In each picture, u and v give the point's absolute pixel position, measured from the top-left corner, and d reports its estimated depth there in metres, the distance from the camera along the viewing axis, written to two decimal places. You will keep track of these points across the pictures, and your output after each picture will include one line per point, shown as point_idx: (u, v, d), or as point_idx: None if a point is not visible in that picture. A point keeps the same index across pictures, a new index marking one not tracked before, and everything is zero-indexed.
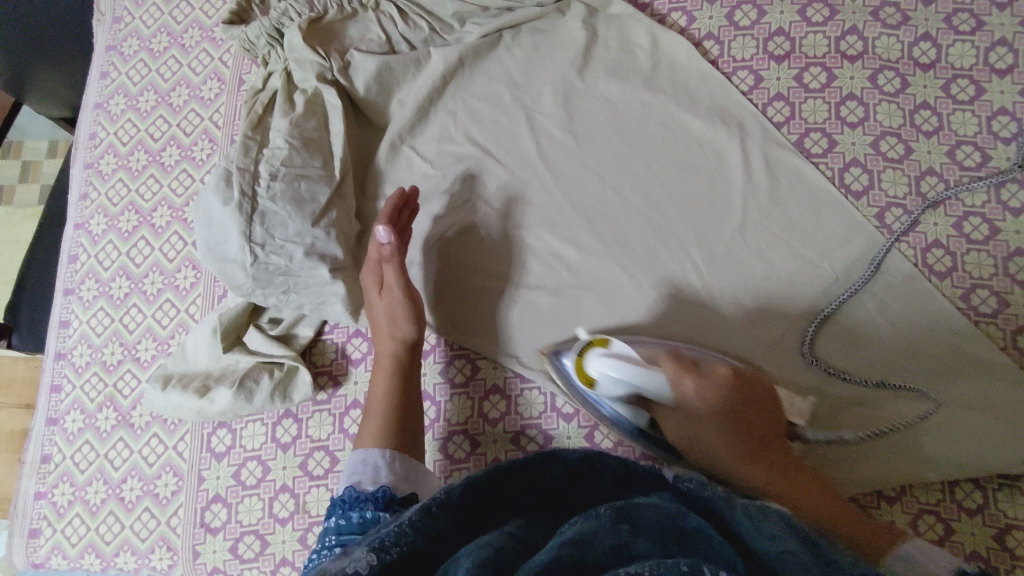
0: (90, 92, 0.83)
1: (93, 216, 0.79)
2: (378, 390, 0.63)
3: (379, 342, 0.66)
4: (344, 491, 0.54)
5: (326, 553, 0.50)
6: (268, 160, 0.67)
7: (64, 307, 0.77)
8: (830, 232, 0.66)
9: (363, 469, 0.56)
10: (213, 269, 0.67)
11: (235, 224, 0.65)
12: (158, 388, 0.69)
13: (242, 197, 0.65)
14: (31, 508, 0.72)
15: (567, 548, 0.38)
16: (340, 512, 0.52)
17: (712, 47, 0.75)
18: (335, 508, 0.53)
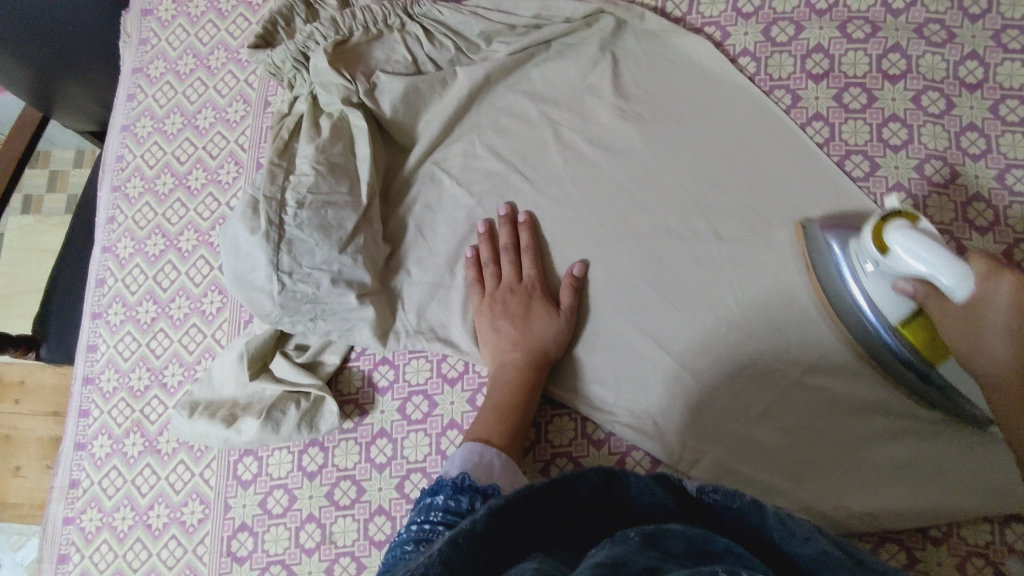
0: (117, 115, 0.83)
1: (120, 240, 0.79)
2: (497, 394, 0.63)
3: (498, 350, 0.66)
4: (459, 475, 0.52)
5: (428, 527, 0.48)
6: (294, 187, 0.67)
7: (91, 331, 0.77)
8: None
9: (476, 460, 0.55)
10: (241, 298, 0.66)
11: (262, 253, 0.64)
12: (186, 415, 0.69)
13: (269, 226, 0.64)
14: (60, 533, 0.72)
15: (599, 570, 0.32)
16: (449, 493, 0.50)
17: (748, 64, 0.73)
18: (443, 488, 0.51)
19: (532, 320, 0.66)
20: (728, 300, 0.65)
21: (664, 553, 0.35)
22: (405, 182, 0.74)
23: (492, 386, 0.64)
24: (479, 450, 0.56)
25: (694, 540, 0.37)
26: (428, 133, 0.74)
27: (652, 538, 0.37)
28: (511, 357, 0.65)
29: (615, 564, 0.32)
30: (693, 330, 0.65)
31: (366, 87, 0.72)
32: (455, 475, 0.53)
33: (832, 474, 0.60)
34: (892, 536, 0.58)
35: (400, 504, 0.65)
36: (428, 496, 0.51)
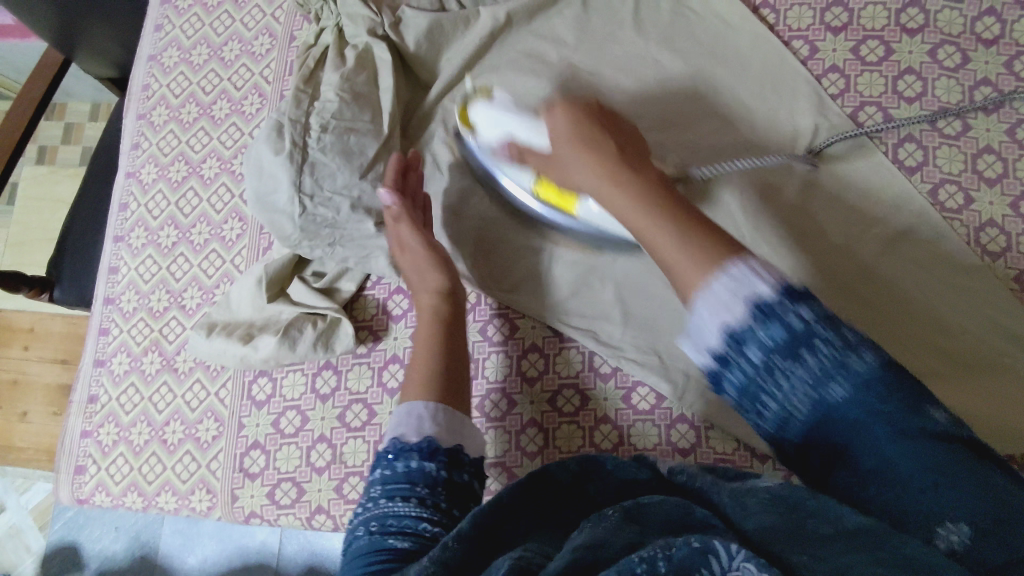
0: (144, 45, 0.85)
1: (144, 165, 0.80)
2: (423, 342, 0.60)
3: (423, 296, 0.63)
4: (389, 443, 0.51)
5: (373, 505, 0.48)
6: (318, 113, 0.68)
7: (113, 254, 0.79)
8: (884, 200, 0.65)
9: (412, 420, 0.52)
10: (263, 219, 0.68)
11: (286, 174, 0.66)
12: (203, 334, 0.71)
13: (294, 148, 0.66)
14: (77, 445, 0.74)
15: (580, 551, 0.35)
16: (385, 462, 0.50)
17: (768, 15, 0.74)
18: (379, 461, 0.50)
19: None
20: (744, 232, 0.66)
21: (641, 528, 0.37)
22: (425, 120, 0.75)
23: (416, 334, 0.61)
24: (408, 407, 0.53)
25: (675, 516, 0.38)
26: (450, 71, 0.75)
27: (632, 514, 0.39)
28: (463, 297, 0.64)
29: (595, 545, 0.35)
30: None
31: (392, 21, 0.73)
32: (389, 444, 0.51)
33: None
34: None
35: None
36: (370, 471, 0.50)
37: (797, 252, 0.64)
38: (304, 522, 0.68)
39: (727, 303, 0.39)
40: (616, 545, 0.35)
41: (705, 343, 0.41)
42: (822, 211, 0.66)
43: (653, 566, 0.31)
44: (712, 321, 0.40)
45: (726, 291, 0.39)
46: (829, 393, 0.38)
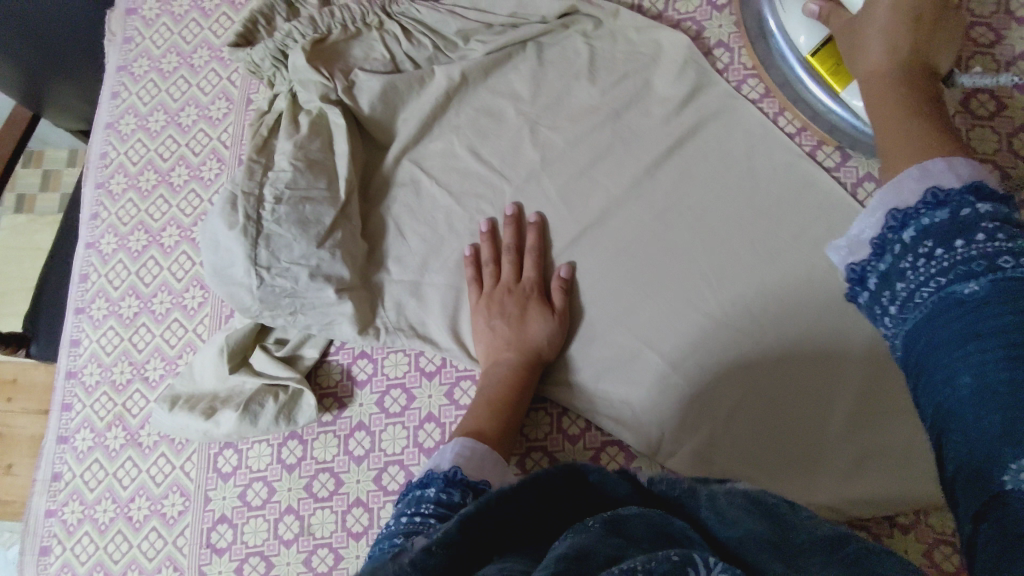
0: (101, 113, 0.84)
1: (103, 235, 0.80)
2: (493, 394, 0.63)
3: (496, 351, 0.66)
4: (451, 469, 0.52)
5: (417, 521, 0.47)
6: (271, 185, 0.67)
7: (74, 325, 0.78)
8: (838, 244, 0.64)
9: (467, 455, 0.54)
10: (221, 292, 0.67)
11: (241, 248, 0.65)
12: (166, 409, 0.70)
13: (247, 221, 0.65)
14: (42, 525, 0.73)
15: (564, 562, 0.32)
16: (440, 486, 0.50)
17: (722, 57, 0.74)
18: (433, 480, 0.51)
19: (529, 321, 0.66)
20: (702, 288, 0.66)
21: (626, 540, 0.35)
22: (384, 179, 0.75)
23: (488, 385, 0.64)
24: (468, 445, 0.55)
25: (655, 527, 0.37)
26: (406, 130, 0.75)
27: (613, 522, 0.37)
28: (505, 357, 0.65)
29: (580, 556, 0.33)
30: (675, 329, 0.65)
31: (345, 86, 0.72)
32: (448, 468, 0.52)
33: (818, 469, 0.60)
34: (861, 523, 0.59)
35: (376, 496, 0.66)
36: (418, 487, 0.51)
37: (745, 318, 0.64)
38: None
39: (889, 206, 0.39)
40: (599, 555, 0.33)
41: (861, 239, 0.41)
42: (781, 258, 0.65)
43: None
44: (876, 217, 0.40)
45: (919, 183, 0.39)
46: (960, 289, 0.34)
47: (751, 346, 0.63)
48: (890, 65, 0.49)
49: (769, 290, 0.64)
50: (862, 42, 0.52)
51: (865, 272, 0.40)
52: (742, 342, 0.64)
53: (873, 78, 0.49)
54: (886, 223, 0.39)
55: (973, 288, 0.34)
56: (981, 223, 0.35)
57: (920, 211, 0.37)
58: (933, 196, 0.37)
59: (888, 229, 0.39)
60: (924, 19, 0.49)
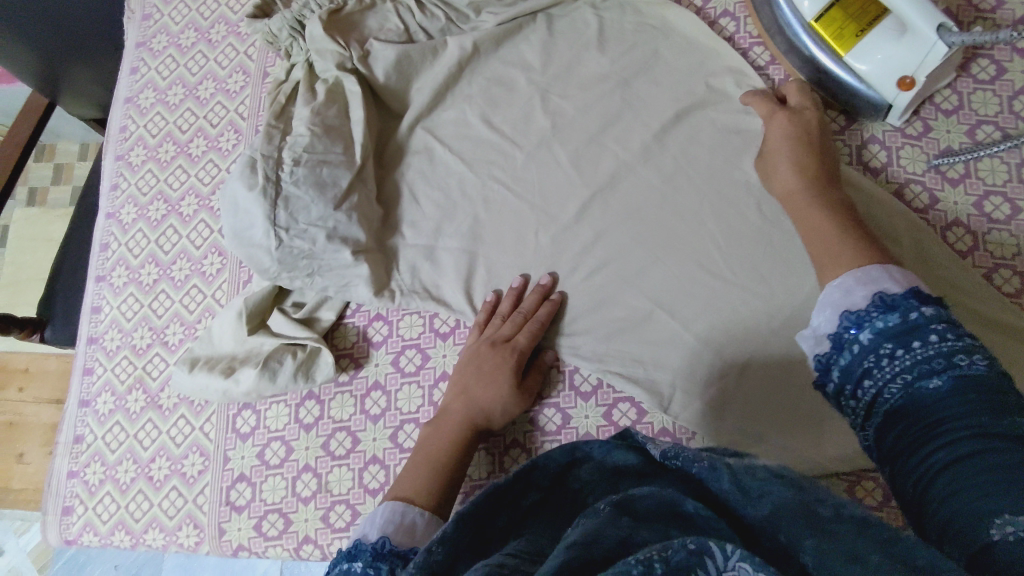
0: (121, 88, 0.86)
1: (123, 206, 0.82)
2: (436, 443, 0.61)
3: (452, 402, 0.64)
4: (378, 541, 0.47)
5: None
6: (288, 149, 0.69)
7: (96, 293, 0.80)
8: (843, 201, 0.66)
9: (397, 522, 0.51)
10: (240, 254, 0.69)
11: (260, 208, 0.67)
12: (186, 370, 0.71)
13: (266, 182, 0.67)
14: (64, 485, 0.74)
15: (575, 548, 0.32)
16: (368, 560, 0.44)
17: (728, 24, 0.75)
18: (361, 552, 0.45)
19: (484, 382, 0.64)
20: (710, 246, 0.67)
21: (634, 519, 0.34)
22: (398, 147, 0.77)
23: (433, 433, 0.62)
24: (398, 511, 0.52)
25: (664, 502, 0.36)
26: (420, 99, 0.76)
27: (622, 503, 0.36)
28: (454, 409, 0.63)
29: (588, 542, 0.32)
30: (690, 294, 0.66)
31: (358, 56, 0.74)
32: (374, 541, 0.47)
33: (826, 418, 0.62)
34: (870, 474, 0.60)
35: (392, 453, 0.68)
36: (345, 560, 0.45)
37: (754, 273, 0.65)
38: (292, 553, 0.68)
39: (850, 286, 0.44)
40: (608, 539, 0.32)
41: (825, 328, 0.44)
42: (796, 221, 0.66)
43: (649, 569, 0.28)
44: (830, 310, 0.44)
45: (854, 283, 0.44)
46: (931, 389, 0.37)
47: (760, 302, 0.65)
48: (801, 179, 0.60)
49: (776, 246, 0.66)
50: (774, 164, 0.63)
51: (828, 365, 0.43)
52: (750, 298, 0.65)
53: (788, 197, 0.60)
54: (842, 323, 0.43)
55: (939, 384, 0.37)
56: (930, 324, 0.39)
57: (873, 313, 0.41)
58: (881, 300, 0.42)
59: (844, 329, 0.43)
60: (811, 141, 0.62)
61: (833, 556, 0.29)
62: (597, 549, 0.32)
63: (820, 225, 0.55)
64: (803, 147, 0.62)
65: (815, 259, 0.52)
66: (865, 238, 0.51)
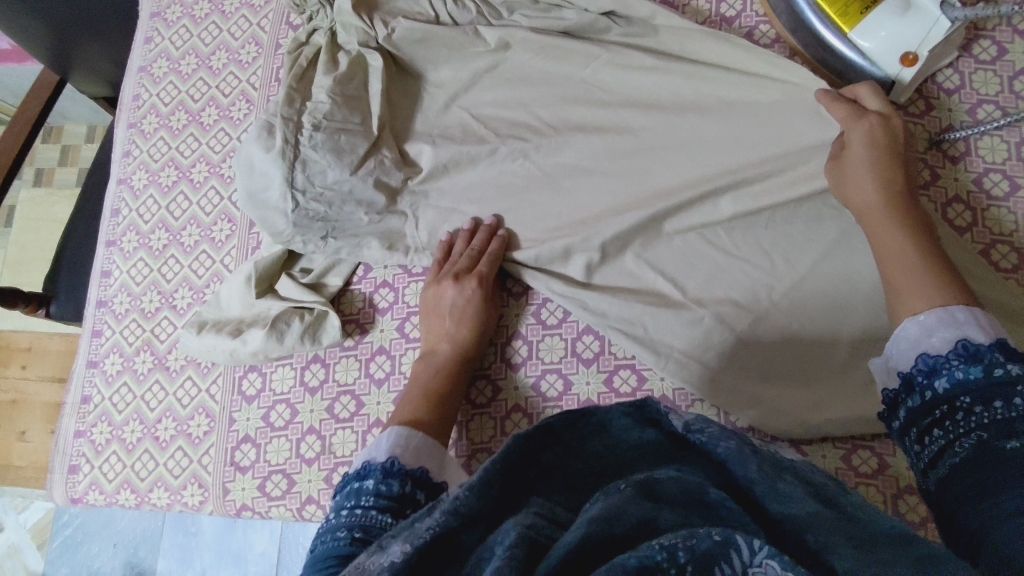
0: (134, 57, 0.87)
1: (135, 172, 0.83)
2: (420, 381, 0.64)
3: (433, 344, 0.67)
4: (387, 458, 0.51)
5: (360, 514, 0.46)
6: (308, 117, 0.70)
7: (106, 258, 0.81)
8: None
9: (403, 444, 0.53)
10: (254, 215, 0.71)
11: (279, 170, 0.68)
12: (194, 332, 0.72)
13: (285, 145, 0.68)
14: (71, 445, 0.75)
15: (597, 524, 0.33)
16: (379, 477, 0.49)
17: (734, 4, 0.76)
18: (371, 472, 0.50)
19: (441, 298, 0.68)
20: (713, 216, 0.66)
21: (657, 503, 0.36)
22: None
23: (420, 372, 0.65)
24: (405, 434, 0.54)
25: (691, 492, 0.38)
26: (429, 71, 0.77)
27: (646, 485, 0.38)
28: (442, 349, 0.66)
29: (612, 518, 0.34)
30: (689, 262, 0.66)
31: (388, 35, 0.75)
32: (383, 459, 0.51)
33: (824, 391, 0.62)
34: (864, 442, 0.62)
35: None
36: (356, 480, 0.50)
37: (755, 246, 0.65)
38: (295, 513, 0.69)
39: (932, 328, 0.46)
40: (630, 518, 0.34)
41: (900, 363, 0.47)
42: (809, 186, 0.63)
43: (673, 556, 0.30)
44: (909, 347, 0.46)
45: (936, 324, 0.46)
46: (1001, 443, 0.38)
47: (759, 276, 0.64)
48: (884, 198, 0.57)
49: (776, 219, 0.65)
50: (850, 175, 0.59)
51: (897, 402, 0.46)
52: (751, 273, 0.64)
53: (866, 215, 0.57)
54: (917, 365, 0.45)
55: (1014, 445, 0.38)
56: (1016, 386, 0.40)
57: (953, 362, 0.43)
58: (964, 349, 0.43)
59: (919, 368, 0.45)
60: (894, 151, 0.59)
61: (866, 564, 0.32)
62: (617, 528, 0.34)
63: (900, 252, 0.53)
64: (886, 156, 0.58)
65: (895, 287, 0.51)
66: (946, 273, 0.50)
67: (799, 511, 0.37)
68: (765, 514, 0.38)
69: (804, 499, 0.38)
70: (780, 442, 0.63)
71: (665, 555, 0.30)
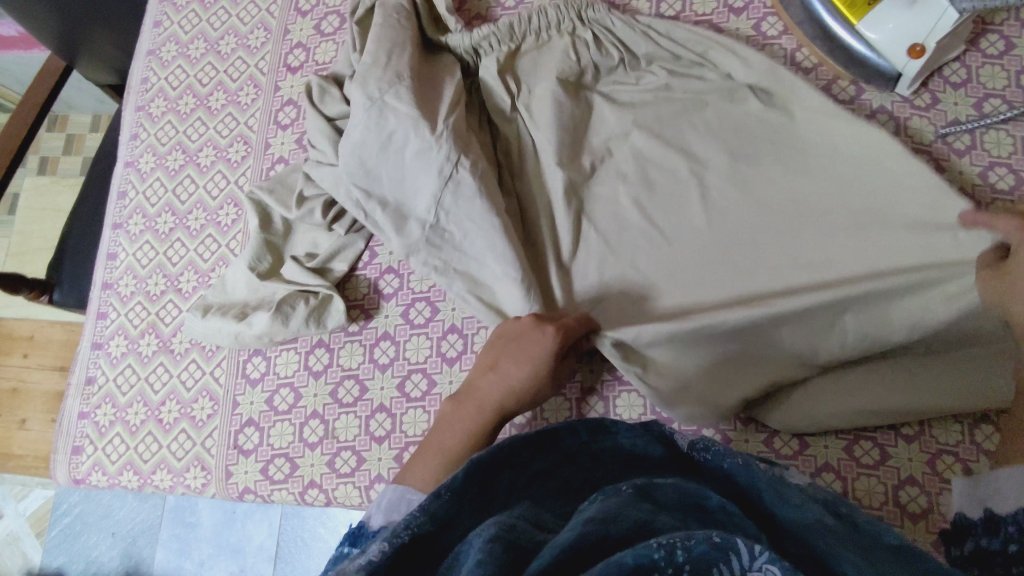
0: (143, 41, 0.88)
1: (142, 155, 0.83)
2: (453, 427, 0.56)
3: (477, 387, 0.58)
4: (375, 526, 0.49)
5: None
6: (365, 83, 0.66)
7: (112, 240, 0.81)
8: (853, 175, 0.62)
9: (399, 509, 0.50)
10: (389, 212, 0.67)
11: (428, 166, 0.65)
12: (199, 314, 0.72)
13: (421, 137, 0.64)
14: (75, 426, 0.76)
15: (593, 524, 0.34)
16: (363, 547, 0.47)
17: None
18: (362, 538, 0.48)
19: (513, 361, 0.57)
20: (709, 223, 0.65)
21: (654, 506, 0.37)
22: None
23: (455, 418, 0.57)
24: (404, 497, 0.51)
25: (690, 497, 0.39)
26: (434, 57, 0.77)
27: (645, 490, 0.39)
28: (494, 400, 0.57)
29: (606, 519, 0.34)
30: (717, 264, 0.63)
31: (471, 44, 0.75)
32: (374, 525, 0.49)
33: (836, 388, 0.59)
34: (866, 432, 0.60)
35: (398, 402, 0.69)
36: (346, 543, 0.48)
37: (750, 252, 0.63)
38: (297, 497, 0.69)
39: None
40: (628, 519, 0.35)
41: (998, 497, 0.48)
42: (829, 190, 0.62)
43: (671, 554, 0.30)
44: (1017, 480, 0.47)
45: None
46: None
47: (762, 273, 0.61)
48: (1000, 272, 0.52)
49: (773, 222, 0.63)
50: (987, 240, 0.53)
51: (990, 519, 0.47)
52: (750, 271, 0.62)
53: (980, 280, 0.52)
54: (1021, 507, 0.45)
55: None
56: None
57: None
58: None
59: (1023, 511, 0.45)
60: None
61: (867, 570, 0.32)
62: (613, 529, 0.34)
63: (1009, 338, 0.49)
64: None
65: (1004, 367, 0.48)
66: None
67: (806, 517, 0.37)
68: (772, 521, 0.38)
69: (813, 506, 0.37)
70: (781, 432, 0.61)
71: (662, 551, 0.30)
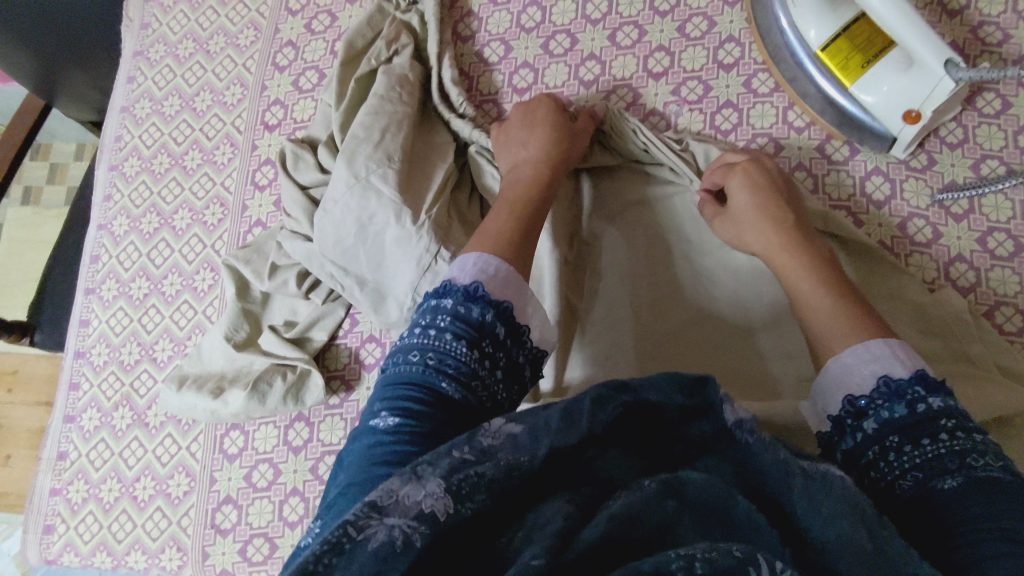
0: (118, 96, 0.85)
1: (116, 217, 0.80)
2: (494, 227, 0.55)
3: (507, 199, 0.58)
4: (473, 283, 0.45)
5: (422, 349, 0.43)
6: (352, 159, 0.64)
7: (85, 306, 0.79)
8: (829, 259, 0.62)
9: (490, 273, 0.47)
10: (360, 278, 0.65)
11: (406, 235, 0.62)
12: (174, 387, 0.70)
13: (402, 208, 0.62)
14: (47, 503, 0.73)
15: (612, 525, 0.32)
16: (460, 299, 0.44)
17: (733, 50, 0.72)
18: (452, 292, 0.45)
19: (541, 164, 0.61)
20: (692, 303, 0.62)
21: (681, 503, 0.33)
22: None
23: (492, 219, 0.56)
24: (494, 262, 0.48)
25: (712, 495, 0.34)
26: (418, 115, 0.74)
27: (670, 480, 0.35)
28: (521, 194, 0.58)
29: (631, 522, 0.32)
30: (698, 355, 0.61)
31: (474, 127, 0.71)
32: (469, 283, 0.46)
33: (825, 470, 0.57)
34: None
35: None
36: (435, 296, 0.46)
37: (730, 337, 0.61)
38: None
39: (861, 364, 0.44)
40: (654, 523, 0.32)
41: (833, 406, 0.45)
42: None
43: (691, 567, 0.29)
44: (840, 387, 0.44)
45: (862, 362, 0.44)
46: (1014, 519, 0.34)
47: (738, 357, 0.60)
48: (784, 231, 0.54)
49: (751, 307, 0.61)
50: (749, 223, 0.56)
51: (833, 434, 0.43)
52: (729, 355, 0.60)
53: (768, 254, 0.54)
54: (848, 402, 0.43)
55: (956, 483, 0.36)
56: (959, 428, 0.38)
57: (878, 402, 0.42)
58: (887, 385, 0.42)
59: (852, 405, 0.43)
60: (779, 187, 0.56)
61: None
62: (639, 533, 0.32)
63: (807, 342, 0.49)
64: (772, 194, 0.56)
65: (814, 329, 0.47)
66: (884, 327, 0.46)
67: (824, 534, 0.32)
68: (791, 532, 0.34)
69: (843, 516, 0.32)
70: None
71: (682, 563, 0.29)
